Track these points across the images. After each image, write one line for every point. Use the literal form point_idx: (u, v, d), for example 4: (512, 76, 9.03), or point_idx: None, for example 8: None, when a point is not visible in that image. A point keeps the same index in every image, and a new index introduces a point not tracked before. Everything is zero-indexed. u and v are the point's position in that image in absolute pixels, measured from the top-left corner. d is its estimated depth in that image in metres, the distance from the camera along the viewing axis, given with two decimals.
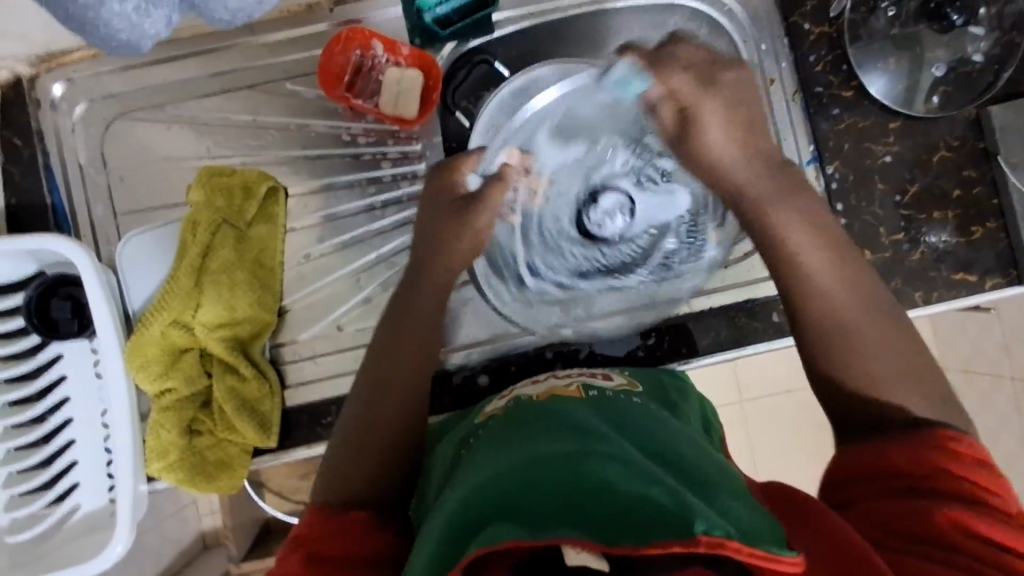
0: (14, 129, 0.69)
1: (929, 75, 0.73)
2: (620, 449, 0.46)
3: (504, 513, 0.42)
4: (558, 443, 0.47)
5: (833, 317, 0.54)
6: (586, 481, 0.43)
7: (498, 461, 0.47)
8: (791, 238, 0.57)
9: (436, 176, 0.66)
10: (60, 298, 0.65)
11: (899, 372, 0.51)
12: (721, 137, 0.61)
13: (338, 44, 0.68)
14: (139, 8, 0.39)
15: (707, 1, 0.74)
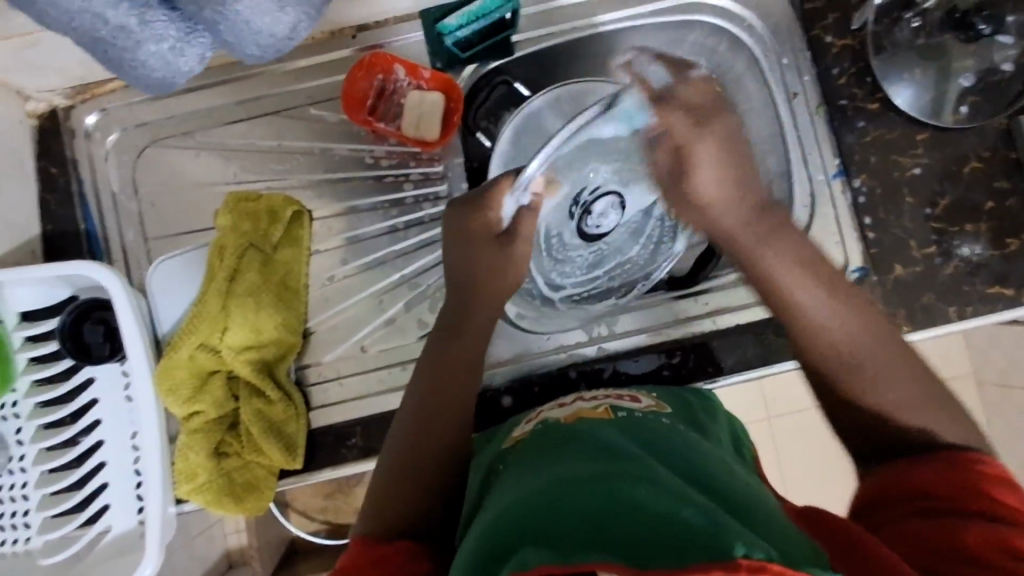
0: (49, 158, 0.71)
1: (957, 85, 0.71)
2: (654, 474, 0.44)
3: (532, 533, 0.40)
4: (589, 467, 0.46)
5: (835, 351, 0.51)
6: (615, 501, 0.41)
7: (525, 485, 0.46)
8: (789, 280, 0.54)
9: (464, 213, 0.63)
10: (93, 322, 0.67)
11: (914, 402, 0.48)
12: (709, 180, 0.56)
13: (361, 70, 0.69)
14: (174, 48, 0.43)
15: (726, 17, 0.74)
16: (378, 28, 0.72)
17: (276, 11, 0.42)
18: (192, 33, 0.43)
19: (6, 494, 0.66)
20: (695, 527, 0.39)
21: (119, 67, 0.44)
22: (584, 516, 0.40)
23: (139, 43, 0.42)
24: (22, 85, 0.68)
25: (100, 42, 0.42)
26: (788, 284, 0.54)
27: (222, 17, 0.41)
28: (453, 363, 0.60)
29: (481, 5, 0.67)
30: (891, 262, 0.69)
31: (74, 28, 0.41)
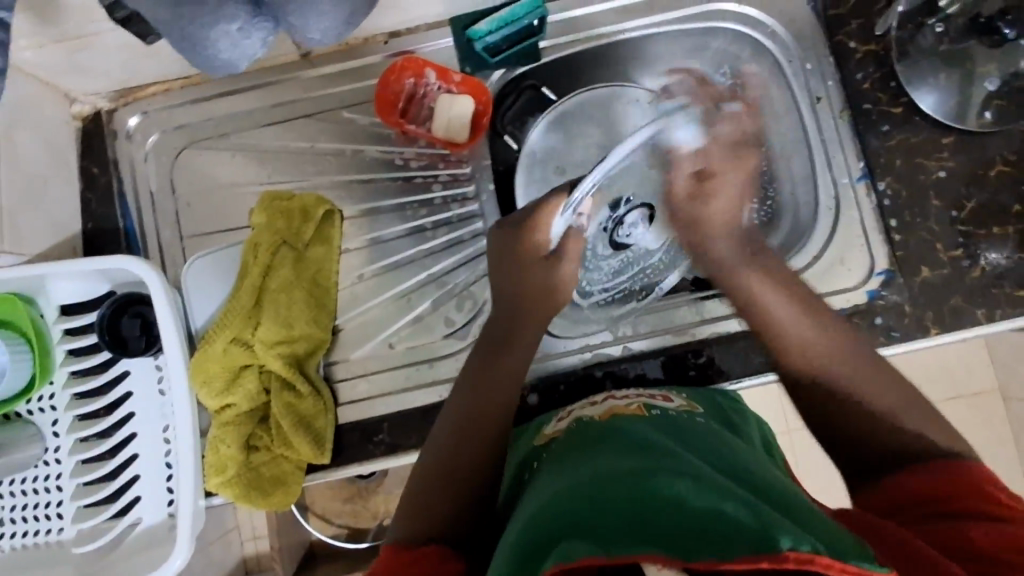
0: (91, 158, 0.74)
1: (982, 90, 0.72)
2: (691, 467, 0.45)
3: (574, 525, 0.40)
4: (626, 462, 0.46)
5: (813, 359, 0.57)
6: (657, 493, 0.41)
7: (564, 481, 0.46)
8: (766, 298, 0.62)
9: (514, 235, 0.65)
10: (131, 315, 0.68)
11: (880, 393, 0.54)
12: (725, 208, 0.67)
13: (393, 74, 0.71)
14: (243, 29, 0.43)
15: (749, 24, 0.75)
16: (410, 34, 0.74)
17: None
18: (259, 16, 0.43)
19: (41, 484, 0.67)
20: (738, 519, 0.39)
21: (189, 45, 0.44)
22: (626, 510, 0.40)
23: (215, 22, 0.42)
24: (69, 88, 0.70)
25: (180, 20, 0.42)
26: (763, 297, 0.62)
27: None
28: (492, 375, 0.61)
29: (511, 10, 0.69)
30: (918, 264, 0.69)
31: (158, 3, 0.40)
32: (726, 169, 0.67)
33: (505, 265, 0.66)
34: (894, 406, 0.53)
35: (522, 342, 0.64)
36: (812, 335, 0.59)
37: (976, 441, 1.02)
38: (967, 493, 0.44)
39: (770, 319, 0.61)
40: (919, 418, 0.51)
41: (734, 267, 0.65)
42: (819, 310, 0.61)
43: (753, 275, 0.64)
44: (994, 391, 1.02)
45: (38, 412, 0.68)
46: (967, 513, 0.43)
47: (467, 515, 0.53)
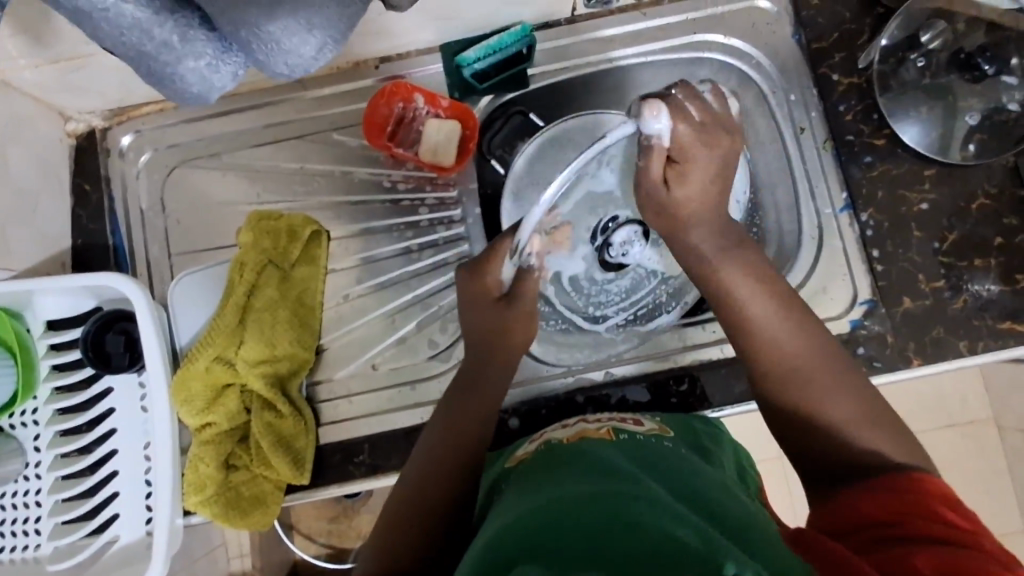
0: (84, 175, 0.75)
1: (963, 124, 0.72)
2: (651, 493, 0.45)
3: (533, 549, 0.40)
4: (585, 485, 0.46)
5: (790, 380, 0.55)
6: (615, 519, 0.41)
7: (526, 503, 0.46)
8: (742, 300, 0.58)
9: (471, 280, 0.66)
10: (115, 332, 0.69)
11: (844, 407, 0.53)
12: (695, 185, 0.60)
13: (383, 98, 0.72)
14: (210, 64, 0.43)
15: (735, 54, 0.76)
16: (401, 59, 0.75)
17: (305, 33, 0.40)
18: (228, 52, 0.42)
19: (19, 499, 0.67)
20: (692, 547, 0.39)
21: (157, 80, 0.44)
22: (581, 537, 0.40)
23: (180, 59, 0.42)
24: (63, 106, 0.71)
25: (144, 58, 0.42)
26: (738, 297, 0.58)
27: (255, 37, 0.39)
28: (468, 407, 0.62)
29: (500, 39, 0.71)
30: (900, 295, 0.70)
31: (122, 43, 0.41)
32: (720, 151, 0.63)
33: (467, 307, 0.67)
34: (862, 420, 0.52)
35: (490, 383, 0.64)
36: (790, 330, 0.57)
37: (968, 471, 1.01)
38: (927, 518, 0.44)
39: (747, 328, 0.58)
40: (873, 431, 0.52)
41: (718, 263, 0.60)
42: (802, 316, 0.57)
43: (731, 270, 0.59)
44: (986, 422, 1.01)
45: (20, 426, 0.68)
46: (927, 538, 0.42)
47: (434, 541, 0.55)
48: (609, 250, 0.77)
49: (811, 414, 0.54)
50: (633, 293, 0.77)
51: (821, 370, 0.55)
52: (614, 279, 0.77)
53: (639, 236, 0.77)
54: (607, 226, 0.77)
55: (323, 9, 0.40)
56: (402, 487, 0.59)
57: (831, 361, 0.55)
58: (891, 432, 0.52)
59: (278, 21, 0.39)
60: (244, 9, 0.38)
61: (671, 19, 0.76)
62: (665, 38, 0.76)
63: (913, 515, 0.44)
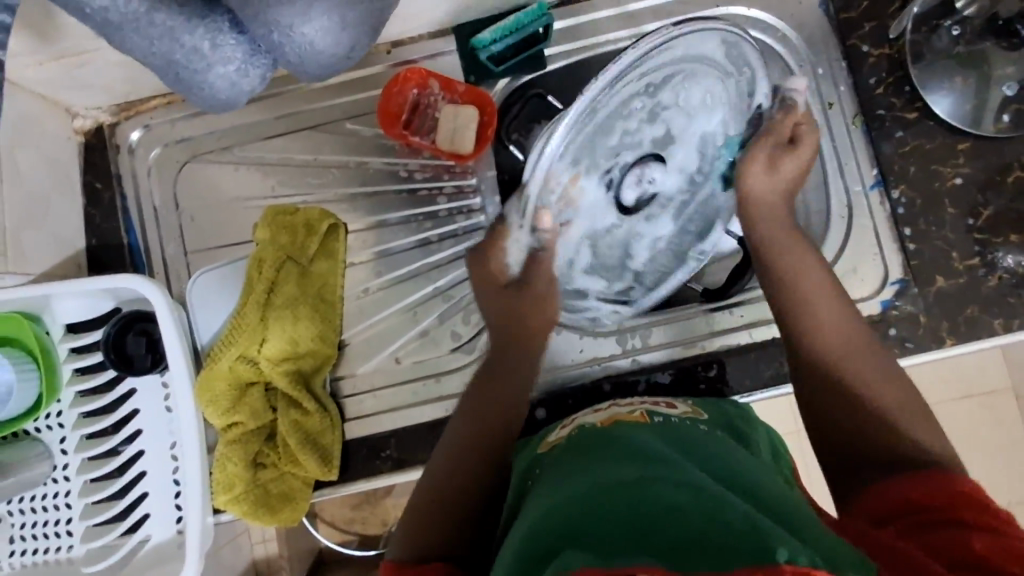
0: (94, 173, 0.73)
1: (999, 94, 0.70)
2: (690, 475, 0.43)
3: (574, 536, 0.38)
4: (626, 469, 0.44)
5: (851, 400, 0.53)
6: (657, 502, 0.39)
7: (558, 492, 0.44)
8: (821, 304, 0.58)
9: (482, 262, 0.67)
10: (136, 333, 0.69)
11: (878, 391, 0.53)
12: (760, 176, 0.65)
13: (396, 85, 0.70)
14: (239, 69, 0.41)
15: (759, 27, 0.73)
16: (414, 43, 0.73)
17: (340, 30, 0.38)
18: (256, 54, 0.40)
19: (49, 501, 0.67)
20: (739, 532, 0.36)
21: (188, 86, 0.42)
22: (624, 521, 0.38)
23: (210, 65, 0.40)
24: (70, 102, 0.70)
25: (172, 66, 0.41)
26: (812, 298, 0.59)
27: (288, 40, 0.37)
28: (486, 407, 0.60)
29: (515, 19, 0.68)
30: (933, 274, 0.68)
31: (154, 54, 0.40)
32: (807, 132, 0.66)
33: (487, 297, 0.67)
34: (909, 419, 0.50)
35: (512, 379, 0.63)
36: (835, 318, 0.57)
37: None
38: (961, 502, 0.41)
39: (814, 324, 0.58)
40: (926, 427, 0.49)
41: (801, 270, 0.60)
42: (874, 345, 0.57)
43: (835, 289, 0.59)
44: None
45: (45, 429, 0.68)
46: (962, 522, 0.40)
47: (469, 518, 0.53)
48: (625, 193, 0.71)
49: (886, 433, 0.50)
50: (660, 198, 0.72)
51: (891, 393, 0.52)
52: (639, 223, 0.72)
53: (643, 176, 0.71)
54: (615, 181, 0.70)
55: (357, 2, 0.38)
56: (414, 505, 0.55)
57: (888, 378, 0.54)
58: (922, 420, 0.50)
59: (313, 21, 0.37)
60: (273, 10, 0.36)
61: None
62: (684, 13, 0.73)
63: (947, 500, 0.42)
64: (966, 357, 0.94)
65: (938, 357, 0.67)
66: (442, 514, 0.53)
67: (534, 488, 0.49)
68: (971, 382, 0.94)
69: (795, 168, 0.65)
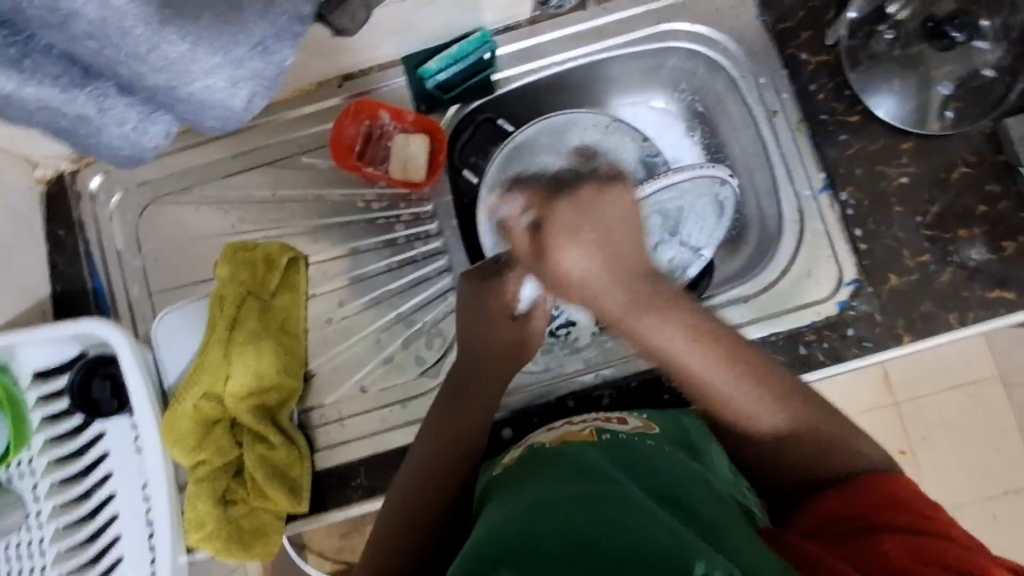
0: (56, 221, 0.74)
1: (938, 94, 0.72)
2: (626, 491, 0.43)
3: (510, 555, 0.39)
4: (565, 487, 0.45)
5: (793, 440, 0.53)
6: (594, 515, 0.40)
7: (503, 508, 0.45)
8: (693, 363, 0.54)
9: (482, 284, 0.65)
10: (102, 377, 0.69)
11: (794, 408, 0.53)
12: (622, 215, 0.54)
13: (348, 117, 0.71)
14: (136, 128, 0.43)
15: (701, 41, 0.74)
16: (363, 76, 0.74)
17: (227, 86, 0.39)
18: (150, 114, 0.42)
19: (23, 550, 0.67)
20: (664, 548, 0.37)
21: (90, 149, 0.45)
22: (558, 532, 0.39)
23: (101, 128, 0.42)
24: (28, 153, 0.71)
25: (67, 132, 0.42)
26: (641, 334, 0.55)
27: (174, 98, 0.40)
28: (454, 422, 0.61)
29: (459, 48, 0.70)
30: (885, 273, 0.69)
31: (41, 121, 0.41)
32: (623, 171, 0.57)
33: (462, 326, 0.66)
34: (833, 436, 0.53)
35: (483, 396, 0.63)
36: (700, 359, 0.54)
37: None
38: (893, 509, 0.46)
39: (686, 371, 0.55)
40: None
41: (624, 313, 0.55)
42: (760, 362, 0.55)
43: (677, 328, 0.54)
44: None
45: (16, 478, 0.68)
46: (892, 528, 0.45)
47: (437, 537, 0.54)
48: None
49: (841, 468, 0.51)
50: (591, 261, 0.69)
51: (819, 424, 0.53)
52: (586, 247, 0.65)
53: None
54: None
55: (243, 61, 0.39)
56: (375, 531, 0.56)
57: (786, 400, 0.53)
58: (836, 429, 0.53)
59: (196, 80, 0.38)
60: (150, 77, 0.38)
61: (630, 11, 0.74)
62: (626, 31, 0.74)
63: (884, 510, 0.47)
64: (941, 349, 0.94)
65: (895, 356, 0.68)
66: (407, 532, 0.54)
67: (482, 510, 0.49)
68: (950, 374, 0.93)
69: (624, 219, 0.55)
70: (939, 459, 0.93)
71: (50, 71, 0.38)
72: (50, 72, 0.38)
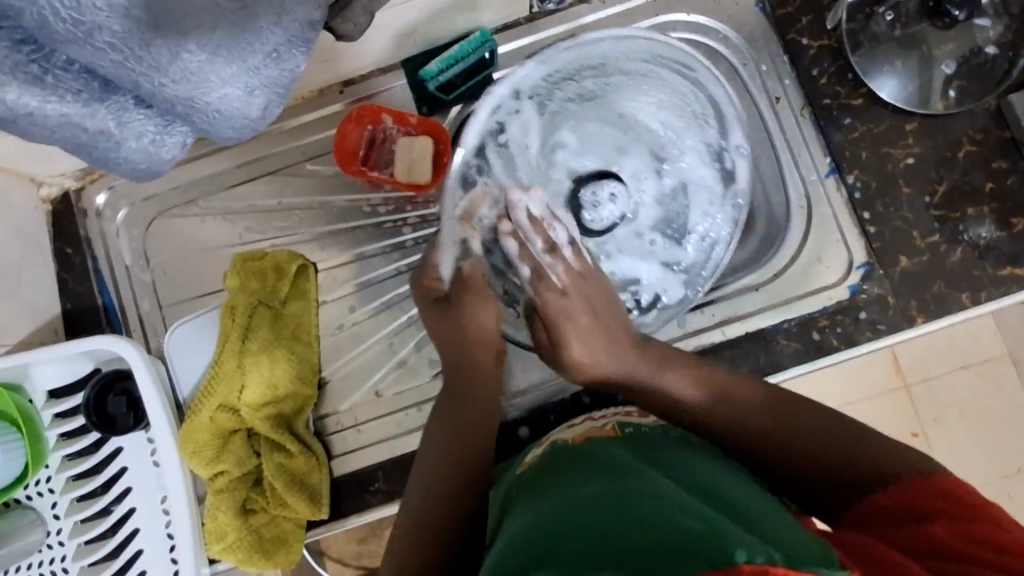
0: (65, 239, 0.74)
1: (940, 73, 0.72)
2: (653, 484, 0.43)
3: (546, 561, 0.39)
4: (592, 487, 0.45)
5: (805, 469, 0.51)
6: (623, 517, 0.40)
7: (529, 513, 0.45)
8: (689, 404, 0.57)
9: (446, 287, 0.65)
10: (116, 393, 0.69)
11: (789, 442, 0.53)
12: (575, 347, 0.61)
13: (351, 122, 0.71)
14: (155, 140, 0.42)
15: (701, 30, 0.74)
16: (365, 80, 0.74)
17: (244, 94, 0.39)
18: (169, 125, 0.41)
19: (46, 569, 0.67)
20: (697, 535, 0.36)
21: (104, 163, 0.43)
22: (586, 536, 0.39)
23: (120, 142, 0.41)
24: (33, 173, 0.71)
25: (83, 146, 0.41)
26: (667, 395, 0.58)
27: (193, 108, 0.39)
28: (462, 419, 0.62)
29: (460, 48, 0.70)
30: (896, 255, 0.69)
31: (58, 139, 0.40)
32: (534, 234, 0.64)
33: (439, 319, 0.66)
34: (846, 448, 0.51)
35: (489, 383, 0.64)
36: (700, 402, 0.57)
37: None
38: (937, 497, 0.44)
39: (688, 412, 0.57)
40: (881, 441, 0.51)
41: (631, 380, 0.59)
42: (757, 396, 0.56)
43: (652, 376, 0.59)
44: None
45: (36, 496, 0.68)
46: (932, 516, 0.44)
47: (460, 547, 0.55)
48: None
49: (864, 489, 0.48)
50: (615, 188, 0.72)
51: (822, 441, 0.52)
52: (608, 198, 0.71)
53: None
54: None
55: (260, 69, 0.39)
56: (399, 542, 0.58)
57: (782, 419, 0.54)
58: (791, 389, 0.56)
59: (214, 90, 0.38)
60: (171, 88, 0.37)
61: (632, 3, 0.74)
62: (627, 24, 0.74)
63: (935, 502, 0.44)
64: (951, 329, 0.93)
65: (909, 338, 0.68)
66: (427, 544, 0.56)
67: (507, 514, 0.49)
68: (961, 354, 0.93)
69: (573, 293, 0.62)
70: (956, 438, 0.92)
71: (70, 86, 0.37)
72: (72, 87, 0.37)
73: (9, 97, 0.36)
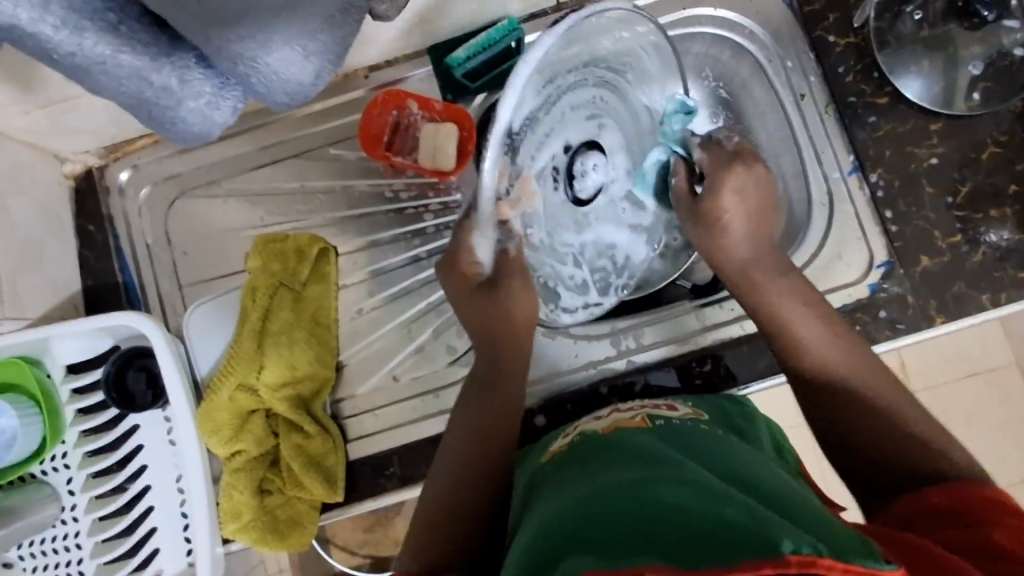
0: (87, 216, 0.75)
1: (966, 74, 0.72)
2: (686, 471, 0.43)
3: (581, 541, 0.39)
4: (623, 474, 0.45)
5: (863, 414, 0.53)
6: (659, 503, 0.40)
7: (558, 501, 0.45)
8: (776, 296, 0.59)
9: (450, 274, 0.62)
10: (136, 369, 0.69)
11: (867, 383, 0.55)
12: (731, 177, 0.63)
13: (375, 108, 0.71)
14: (210, 103, 0.42)
15: (728, 25, 0.74)
16: (390, 67, 0.74)
17: (302, 59, 0.40)
18: (226, 87, 0.42)
19: (60, 543, 0.67)
20: (738, 524, 0.36)
21: (158, 123, 0.43)
22: (622, 524, 0.39)
23: (180, 100, 0.42)
24: (58, 148, 0.71)
25: (143, 104, 0.42)
26: (767, 283, 0.60)
27: (254, 71, 0.39)
28: (494, 407, 0.61)
29: (488, 35, 0.70)
30: (917, 254, 0.69)
31: (121, 93, 0.40)
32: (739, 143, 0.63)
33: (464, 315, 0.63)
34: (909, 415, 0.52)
35: (517, 374, 0.63)
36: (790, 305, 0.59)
37: None
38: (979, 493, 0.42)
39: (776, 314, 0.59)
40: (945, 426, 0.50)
41: (745, 250, 0.61)
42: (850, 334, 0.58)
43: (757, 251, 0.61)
44: None
45: (51, 472, 0.68)
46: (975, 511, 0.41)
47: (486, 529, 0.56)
48: None
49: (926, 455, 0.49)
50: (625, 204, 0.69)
51: (887, 396, 0.54)
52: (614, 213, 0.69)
53: None
54: None
55: (317, 35, 0.40)
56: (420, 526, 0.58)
57: (867, 365, 0.56)
58: (842, 376, 0.55)
59: (275, 51, 0.38)
60: (238, 45, 0.37)
61: None
62: (655, 16, 0.74)
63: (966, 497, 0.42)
64: (965, 334, 0.93)
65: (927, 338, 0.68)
66: (452, 529, 0.56)
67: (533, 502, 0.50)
68: (973, 361, 0.93)
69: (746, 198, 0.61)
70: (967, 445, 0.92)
71: (142, 37, 0.38)
72: (142, 38, 0.38)
73: (86, 43, 0.37)
